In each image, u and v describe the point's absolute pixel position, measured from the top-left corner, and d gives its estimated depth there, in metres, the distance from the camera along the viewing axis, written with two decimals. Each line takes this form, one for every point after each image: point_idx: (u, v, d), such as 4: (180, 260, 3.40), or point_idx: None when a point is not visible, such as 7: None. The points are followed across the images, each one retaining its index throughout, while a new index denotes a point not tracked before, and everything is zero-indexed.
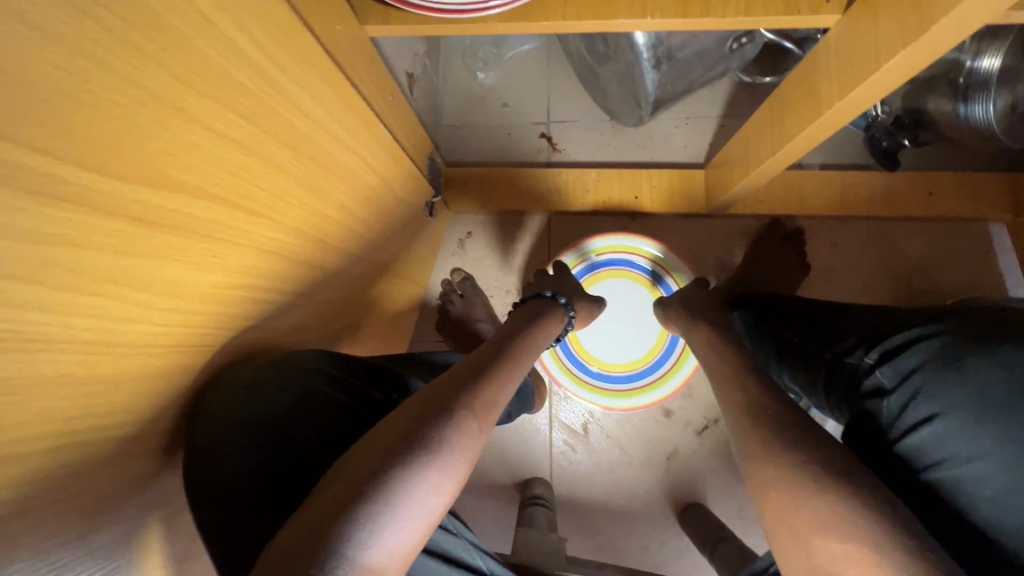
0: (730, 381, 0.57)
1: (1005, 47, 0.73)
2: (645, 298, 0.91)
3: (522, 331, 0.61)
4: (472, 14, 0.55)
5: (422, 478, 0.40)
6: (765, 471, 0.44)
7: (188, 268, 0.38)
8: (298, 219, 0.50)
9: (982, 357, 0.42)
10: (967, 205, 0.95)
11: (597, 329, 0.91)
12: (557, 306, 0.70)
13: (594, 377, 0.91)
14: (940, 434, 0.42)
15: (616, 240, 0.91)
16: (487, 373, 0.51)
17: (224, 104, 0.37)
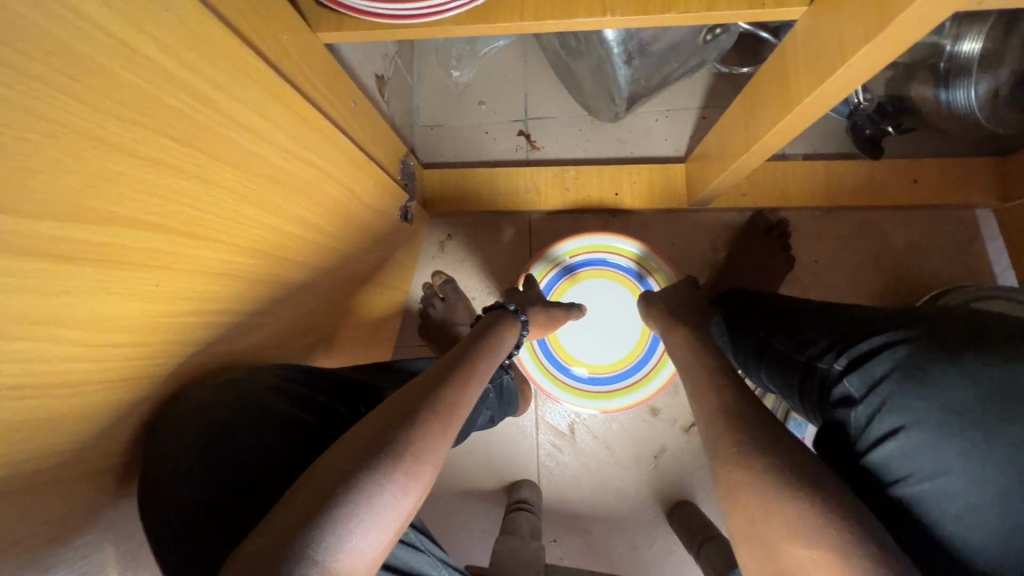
0: (704, 385, 0.55)
1: (985, 31, 0.71)
2: (625, 296, 0.89)
3: (487, 339, 0.60)
4: (426, 19, 0.53)
5: (390, 481, 0.38)
6: (735, 483, 0.43)
7: (130, 299, 0.37)
8: (255, 238, 0.49)
9: (948, 366, 0.41)
10: (957, 192, 0.94)
11: (578, 331, 0.89)
12: (512, 317, 0.68)
13: (580, 380, 0.88)
14: (907, 447, 0.41)
15: (591, 240, 0.88)
16: (452, 381, 0.50)
17: (154, 129, 0.35)
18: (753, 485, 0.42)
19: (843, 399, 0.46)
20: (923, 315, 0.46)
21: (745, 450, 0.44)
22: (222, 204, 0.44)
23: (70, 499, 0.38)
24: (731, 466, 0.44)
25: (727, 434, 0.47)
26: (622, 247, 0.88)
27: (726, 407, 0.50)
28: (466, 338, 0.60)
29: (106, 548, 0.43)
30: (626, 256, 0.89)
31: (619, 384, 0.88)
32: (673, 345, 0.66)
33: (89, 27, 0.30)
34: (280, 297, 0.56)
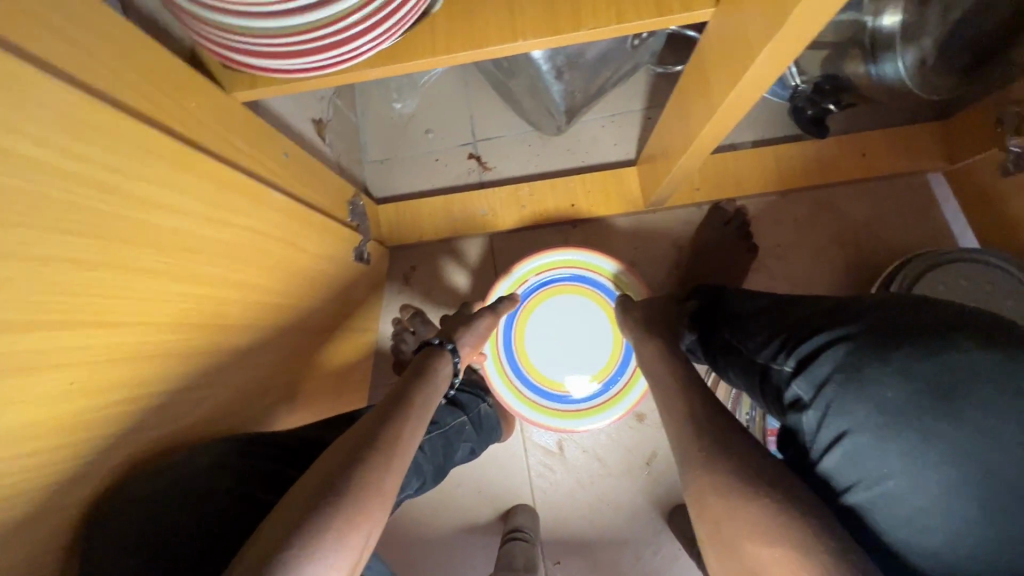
0: (667, 395, 0.54)
1: (901, 5, 0.74)
2: (593, 310, 0.89)
3: (431, 374, 0.59)
4: (343, 67, 0.53)
5: (337, 522, 0.37)
6: (698, 494, 0.42)
7: (39, 403, 0.35)
8: (186, 310, 0.47)
9: (885, 359, 0.41)
10: (906, 162, 0.95)
11: (549, 351, 0.88)
12: (440, 350, 0.65)
13: (557, 400, 0.87)
14: (857, 448, 0.40)
15: (554, 257, 0.87)
16: (395, 422, 0.48)
17: (44, 228, 0.34)
18: (713, 500, 0.40)
19: (794, 402, 0.45)
20: (862, 305, 0.45)
21: (705, 461, 0.43)
22: (140, 286, 0.42)
23: None
24: (692, 480, 0.43)
25: (687, 445, 0.46)
26: (583, 261, 0.88)
27: (687, 415, 0.49)
28: (407, 375, 0.58)
29: None
30: (589, 270, 0.88)
31: (597, 401, 0.86)
32: (646, 351, 0.63)
33: None
34: (226, 364, 0.54)
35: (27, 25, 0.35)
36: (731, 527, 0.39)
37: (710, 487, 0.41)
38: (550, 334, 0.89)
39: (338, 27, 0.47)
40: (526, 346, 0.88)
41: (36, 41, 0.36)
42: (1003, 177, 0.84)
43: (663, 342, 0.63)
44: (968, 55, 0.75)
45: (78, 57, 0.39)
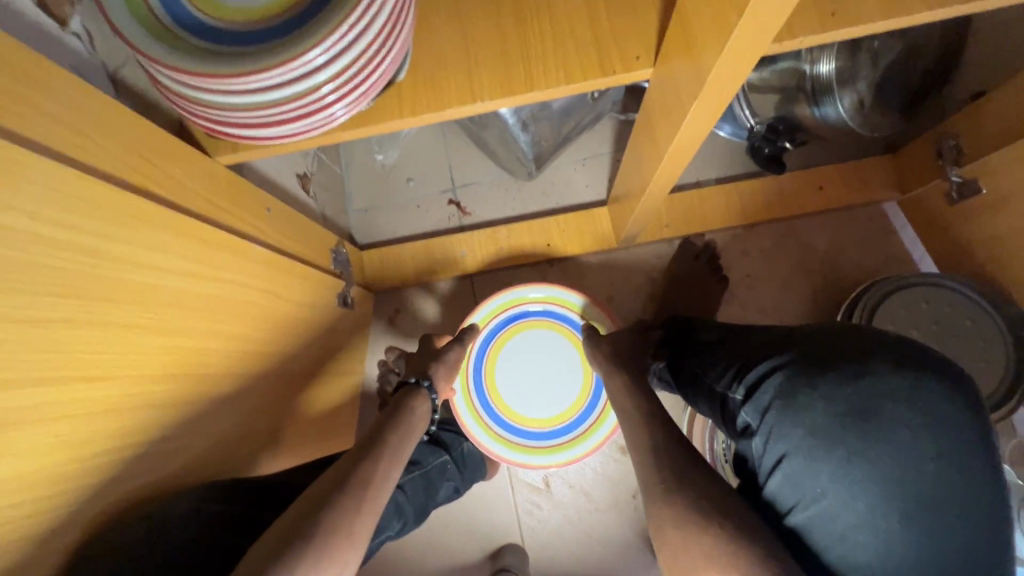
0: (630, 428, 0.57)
1: (835, 54, 0.79)
2: (562, 344, 0.90)
3: (411, 410, 0.62)
4: (321, 130, 0.58)
5: (304, 564, 0.41)
6: (660, 524, 0.44)
7: (28, 454, 0.38)
8: (168, 364, 0.50)
9: (814, 388, 0.47)
10: (859, 191, 1.00)
11: (520, 387, 0.89)
12: (416, 389, 0.66)
13: (532, 436, 0.87)
14: (794, 472, 0.45)
15: (527, 291, 0.89)
16: (371, 462, 0.52)
17: (35, 292, 0.38)
18: (671, 531, 0.43)
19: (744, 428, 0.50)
20: (800, 335, 0.50)
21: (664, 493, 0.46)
22: (126, 342, 0.45)
23: None
24: (654, 511, 0.46)
25: (650, 475, 0.48)
26: (550, 296, 0.90)
27: (649, 447, 0.52)
28: (388, 410, 0.62)
29: None
30: (556, 306, 0.90)
31: (571, 434, 0.87)
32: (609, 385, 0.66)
33: None
34: (207, 413, 0.57)
35: (25, 113, 0.40)
36: (691, 556, 0.41)
37: (670, 518, 0.44)
38: (520, 370, 0.89)
39: (316, 98, 0.52)
40: (497, 383, 0.88)
41: (32, 126, 0.40)
42: (948, 206, 0.90)
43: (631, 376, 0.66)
44: (898, 95, 0.85)
45: (70, 138, 0.44)
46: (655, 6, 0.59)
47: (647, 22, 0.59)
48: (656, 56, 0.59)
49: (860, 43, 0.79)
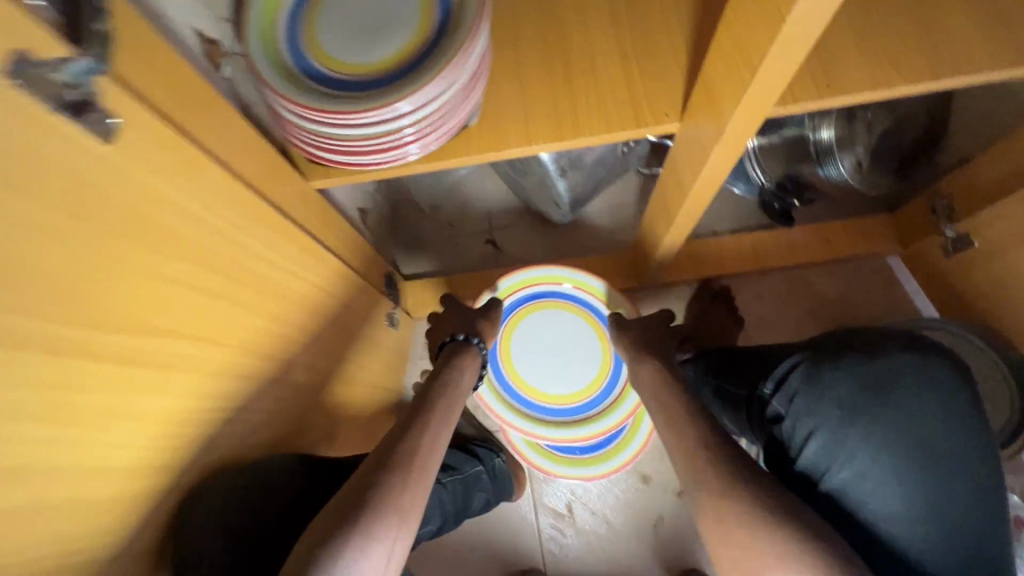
0: (669, 419, 0.62)
1: (834, 121, 0.93)
2: (583, 325, 0.90)
3: (448, 388, 0.68)
4: (395, 164, 0.69)
5: (357, 534, 0.48)
6: (717, 514, 0.51)
7: (168, 396, 0.46)
8: (263, 343, 0.59)
9: (833, 375, 0.59)
10: (862, 246, 1.10)
11: (541, 368, 0.90)
12: (462, 353, 0.75)
13: (556, 414, 0.89)
14: (823, 442, 0.57)
15: (541, 272, 0.89)
16: (411, 441, 0.58)
17: (194, 262, 0.47)
18: (730, 525, 0.50)
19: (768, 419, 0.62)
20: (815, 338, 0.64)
21: (718, 492, 0.52)
22: (238, 319, 0.55)
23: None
24: (710, 504, 0.52)
25: (702, 469, 0.54)
26: (570, 276, 0.89)
27: (693, 440, 0.57)
28: (428, 386, 0.68)
29: None
30: (576, 286, 0.89)
31: (595, 412, 0.89)
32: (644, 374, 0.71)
33: (160, 197, 0.44)
34: (283, 394, 0.64)
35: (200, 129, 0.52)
36: (747, 545, 0.48)
37: (728, 512, 0.50)
38: (540, 351, 0.90)
39: (399, 138, 0.64)
40: (517, 363, 0.90)
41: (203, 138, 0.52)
42: (945, 257, 0.99)
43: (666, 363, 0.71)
44: (894, 159, 0.96)
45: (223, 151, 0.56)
46: (681, 73, 0.72)
47: (674, 87, 0.72)
48: (681, 113, 0.71)
49: (853, 113, 0.92)
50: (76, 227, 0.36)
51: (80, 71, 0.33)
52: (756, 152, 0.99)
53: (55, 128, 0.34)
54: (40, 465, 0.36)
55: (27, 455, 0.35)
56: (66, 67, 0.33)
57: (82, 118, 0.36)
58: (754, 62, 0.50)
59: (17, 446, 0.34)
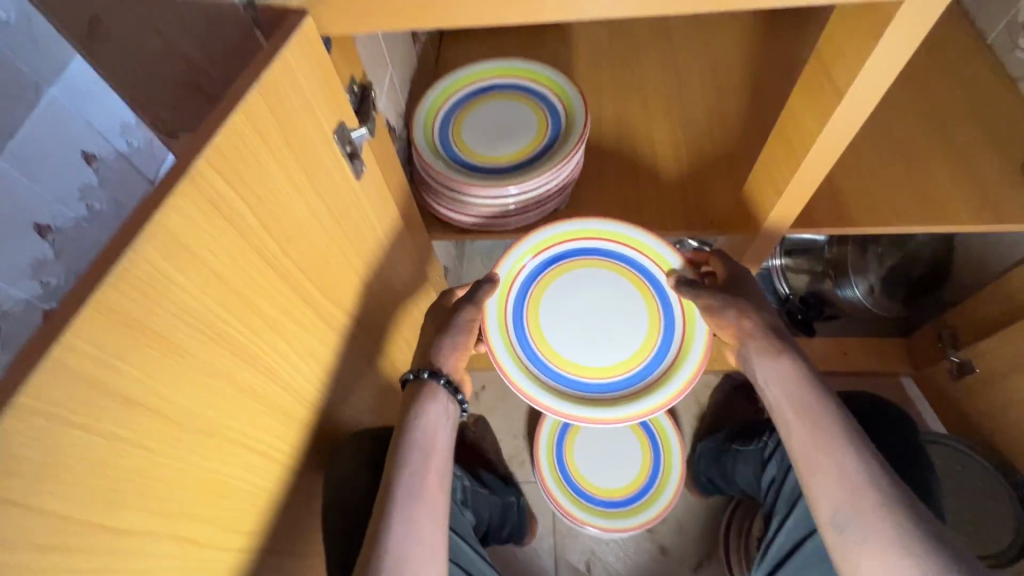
0: (804, 441, 0.63)
1: (851, 246, 1.12)
2: (621, 283, 0.76)
3: (415, 436, 0.65)
4: (489, 234, 0.88)
5: None
6: (885, 535, 0.56)
7: (331, 358, 0.62)
8: (377, 341, 0.75)
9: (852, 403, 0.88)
10: (877, 362, 1.23)
11: (576, 337, 0.75)
12: (433, 384, 0.68)
13: (601, 390, 0.74)
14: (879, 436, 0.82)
15: (588, 225, 0.76)
16: (393, 514, 0.60)
17: (363, 264, 0.66)
18: (902, 548, 0.55)
19: (760, 461, 0.87)
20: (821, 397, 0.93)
21: (880, 524, 0.57)
22: (371, 317, 0.71)
23: (280, 486, 0.56)
24: (881, 525, 0.57)
25: (873, 492, 0.58)
26: (603, 229, 0.75)
27: (857, 461, 0.60)
28: (394, 436, 0.66)
29: (281, 542, 0.58)
30: (609, 240, 0.76)
31: (650, 381, 0.73)
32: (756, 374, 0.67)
33: (363, 217, 0.63)
34: (380, 389, 0.79)
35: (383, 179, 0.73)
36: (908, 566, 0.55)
37: (902, 538, 0.56)
38: (573, 318, 0.76)
39: (503, 212, 0.85)
40: (547, 331, 0.75)
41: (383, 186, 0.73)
42: (952, 381, 1.10)
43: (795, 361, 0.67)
44: (901, 289, 1.13)
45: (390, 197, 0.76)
46: None
47: None
48: None
49: (867, 245, 1.12)
50: (328, 224, 0.56)
51: (358, 137, 0.56)
52: (784, 268, 1.18)
53: (340, 164, 0.55)
54: (278, 373, 0.52)
55: (276, 364, 0.51)
56: (353, 133, 0.56)
57: (352, 162, 0.58)
58: (779, 189, 0.68)
59: (274, 356, 0.50)
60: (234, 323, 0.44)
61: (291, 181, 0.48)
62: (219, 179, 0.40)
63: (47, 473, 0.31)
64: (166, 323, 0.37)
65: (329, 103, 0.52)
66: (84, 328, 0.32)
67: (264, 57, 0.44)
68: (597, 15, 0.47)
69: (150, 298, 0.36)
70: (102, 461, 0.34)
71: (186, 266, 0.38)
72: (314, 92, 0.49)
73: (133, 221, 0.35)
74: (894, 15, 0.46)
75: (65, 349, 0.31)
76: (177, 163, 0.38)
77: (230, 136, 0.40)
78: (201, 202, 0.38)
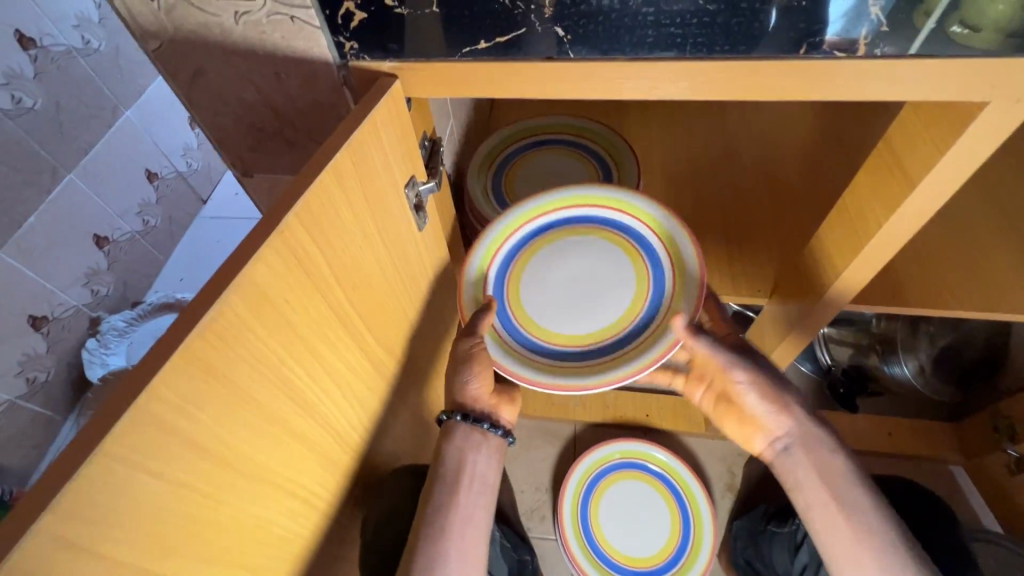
0: (847, 550, 0.61)
1: (900, 323, 1.09)
2: (615, 251, 0.68)
3: (450, 467, 0.68)
4: None
5: None
6: None
7: (375, 405, 0.62)
8: (418, 386, 0.74)
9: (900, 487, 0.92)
10: (925, 446, 1.16)
11: (571, 310, 0.67)
12: (450, 428, 0.69)
13: (635, 335, 0.64)
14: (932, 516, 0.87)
15: (594, 190, 0.69)
16: (426, 537, 0.63)
17: (413, 313, 0.66)
18: None
19: (794, 546, 0.90)
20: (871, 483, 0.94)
21: None
22: (414, 363, 0.71)
23: (316, 534, 0.55)
24: None
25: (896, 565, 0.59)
26: (532, 207, 0.70)
27: (880, 534, 0.61)
28: (433, 461, 0.69)
29: None
30: (542, 212, 0.70)
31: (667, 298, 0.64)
32: (799, 471, 0.66)
33: (418, 264, 0.64)
34: (415, 435, 0.77)
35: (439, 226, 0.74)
36: None
37: None
38: (558, 294, 0.68)
39: None
40: (544, 321, 0.67)
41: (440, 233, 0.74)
42: (1011, 476, 1.05)
43: (838, 456, 0.67)
44: (953, 370, 1.09)
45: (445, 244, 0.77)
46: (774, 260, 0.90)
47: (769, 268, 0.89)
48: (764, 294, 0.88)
49: (917, 326, 1.08)
50: (388, 272, 0.56)
51: (426, 190, 0.58)
52: (827, 339, 1.17)
53: (406, 216, 0.57)
54: (327, 419, 0.52)
55: (325, 410, 0.51)
56: (421, 187, 0.58)
57: (416, 213, 0.59)
58: (838, 270, 0.66)
59: (325, 402, 0.50)
60: (296, 369, 0.44)
61: (361, 231, 0.49)
62: (303, 233, 0.41)
63: (116, 519, 0.31)
64: (239, 370, 0.38)
65: (401, 159, 0.53)
66: (169, 375, 0.32)
67: (354, 117, 0.46)
68: (672, 98, 0.48)
69: (229, 346, 0.36)
70: (163, 507, 0.34)
71: (262, 315, 0.39)
72: (393, 150, 0.51)
73: (223, 271, 0.36)
74: (977, 115, 0.46)
75: (151, 397, 0.31)
76: (268, 216, 0.39)
77: (318, 193, 0.42)
78: (284, 253, 0.39)
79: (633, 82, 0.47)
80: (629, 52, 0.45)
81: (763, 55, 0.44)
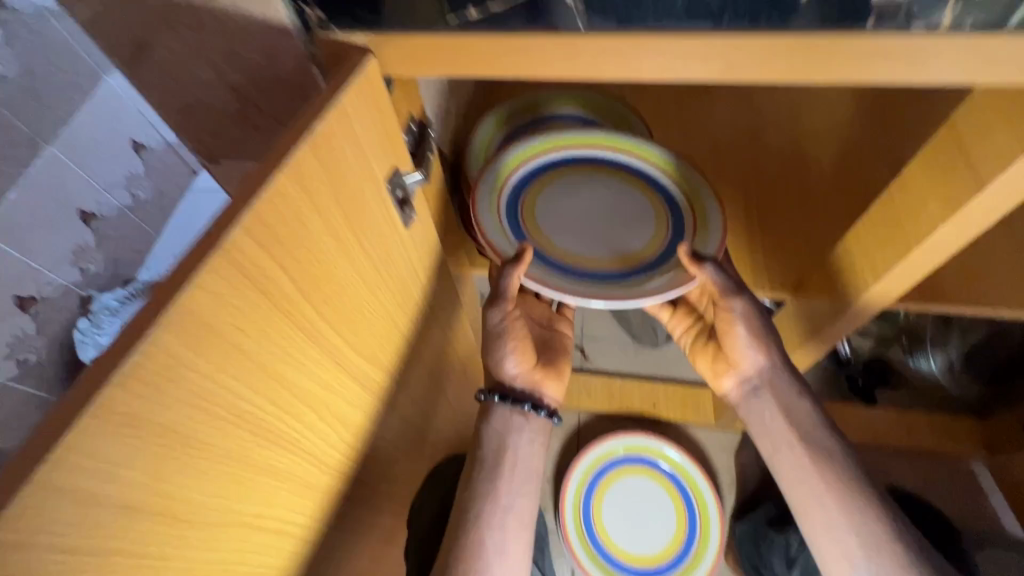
0: (808, 488, 0.63)
1: (932, 319, 1.02)
2: (625, 186, 0.65)
3: (492, 444, 0.65)
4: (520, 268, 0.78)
5: None
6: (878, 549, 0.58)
7: (359, 417, 0.56)
8: (411, 389, 0.69)
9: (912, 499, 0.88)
10: (947, 444, 1.10)
11: (588, 240, 0.62)
12: (488, 407, 0.66)
13: (665, 255, 0.61)
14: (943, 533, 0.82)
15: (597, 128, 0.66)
16: (470, 518, 0.61)
17: (401, 316, 0.59)
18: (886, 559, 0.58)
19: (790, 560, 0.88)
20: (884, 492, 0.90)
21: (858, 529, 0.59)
22: (405, 367, 0.65)
23: (296, 560, 0.51)
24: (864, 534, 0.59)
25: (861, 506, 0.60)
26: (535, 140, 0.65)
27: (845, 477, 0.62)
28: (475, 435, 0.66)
29: None
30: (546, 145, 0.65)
31: (691, 222, 0.62)
32: (765, 413, 0.67)
33: (407, 262, 0.57)
34: (409, 439, 0.72)
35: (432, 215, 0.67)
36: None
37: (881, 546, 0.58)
38: (572, 226, 0.63)
39: None
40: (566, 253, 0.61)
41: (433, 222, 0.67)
42: None
43: (803, 398, 0.67)
44: (982, 364, 1.04)
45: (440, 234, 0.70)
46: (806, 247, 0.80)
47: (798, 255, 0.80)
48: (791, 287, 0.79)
49: (949, 322, 1.01)
50: (370, 276, 0.50)
51: (413, 182, 0.51)
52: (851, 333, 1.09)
53: (391, 212, 0.50)
54: (301, 444, 0.46)
55: (298, 435, 0.45)
56: (407, 178, 0.50)
57: (403, 208, 0.52)
58: (879, 272, 0.58)
59: (297, 426, 0.45)
60: (257, 400, 0.39)
61: (334, 235, 0.42)
62: (258, 249, 0.35)
63: None
64: (180, 414, 0.32)
65: (381, 149, 0.46)
66: (83, 435, 0.27)
67: (319, 104, 0.38)
68: (698, 80, 0.40)
69: (164, 389, 0.31)
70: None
71: (208, 348, 0.33)
72: (371, 139, 0.43)
73: (153, 301, 0.30)
74: None
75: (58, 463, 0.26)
76: (211, 230, 0.33)
77: (274, 198, 0.35)
78: (232, 274, 0.33)
79: (653, 61, 0.39)
80: (652, 22, 0.36)
81: (814, 25, 0.35)
